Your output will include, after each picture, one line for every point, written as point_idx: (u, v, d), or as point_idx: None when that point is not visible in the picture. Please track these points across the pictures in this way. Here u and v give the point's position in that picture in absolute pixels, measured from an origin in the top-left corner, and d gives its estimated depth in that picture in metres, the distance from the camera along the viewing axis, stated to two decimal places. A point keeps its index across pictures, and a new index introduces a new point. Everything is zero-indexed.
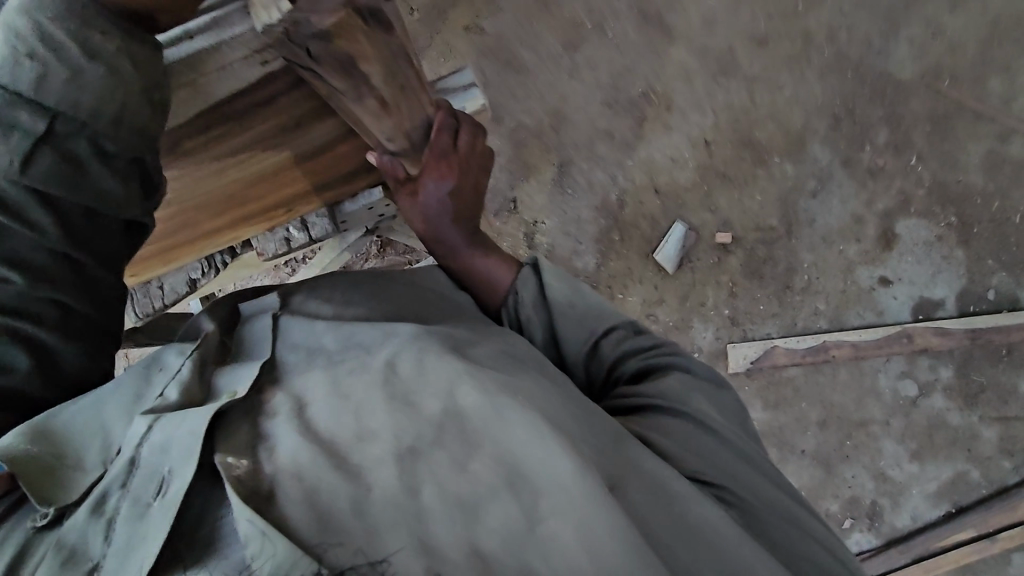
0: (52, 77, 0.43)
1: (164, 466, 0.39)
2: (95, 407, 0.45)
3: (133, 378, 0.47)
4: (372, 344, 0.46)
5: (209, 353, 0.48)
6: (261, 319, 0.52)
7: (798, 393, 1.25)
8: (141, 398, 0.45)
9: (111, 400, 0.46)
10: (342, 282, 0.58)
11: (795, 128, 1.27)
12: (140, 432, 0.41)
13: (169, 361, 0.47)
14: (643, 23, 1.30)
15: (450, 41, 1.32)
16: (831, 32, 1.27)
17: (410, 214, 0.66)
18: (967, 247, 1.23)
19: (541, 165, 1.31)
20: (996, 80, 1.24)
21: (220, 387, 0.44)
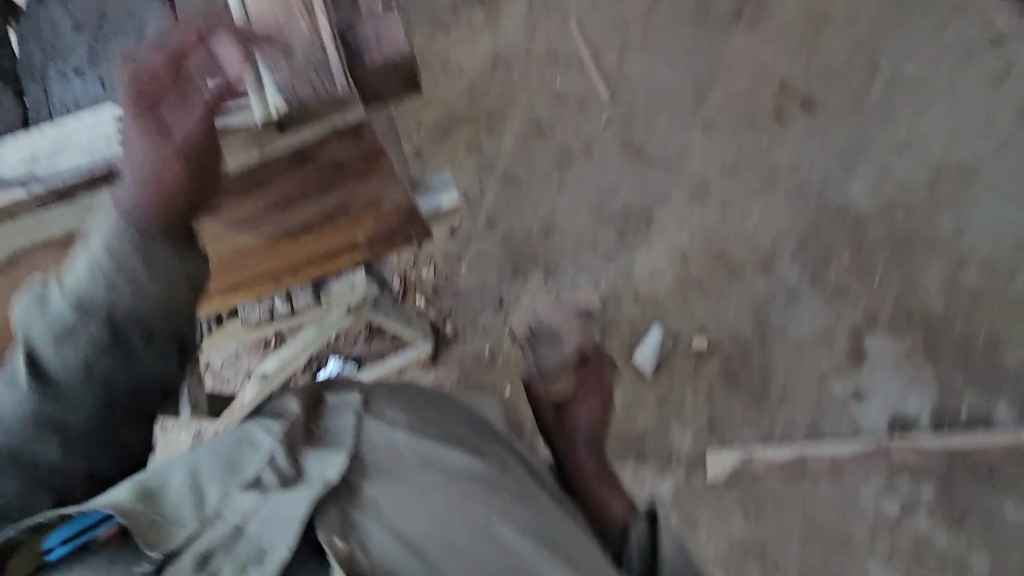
0: (118, 294, 0.50)
1: (264, 539, 0.45)
2: (189, 465, 0.50)
3: (231, 441, 0.52)
4: (450, 463, 0.56)
5: (297, 430, 0.54)
6: (349, 412, 0.57)
7: (777, 505, 1.24)
8: (233, 464, 0.50)
9: (206, 458, 0.50)
10: (406, 388, 0.65)
11: (765, 246, 1.38)
12: (246, 506, 0.47)
13: (259, 439, 0.52)
14: (626, 152, 1.47)
15: (455, 158, 1.50)
16: (793, 166, 1.43)
17: (554, 418, 1.10)
18: (935, 365, 1.27)
19: (530, 268, 1.41)
20: (945, 214, 1.36)
21: (312, 470, 0.50)
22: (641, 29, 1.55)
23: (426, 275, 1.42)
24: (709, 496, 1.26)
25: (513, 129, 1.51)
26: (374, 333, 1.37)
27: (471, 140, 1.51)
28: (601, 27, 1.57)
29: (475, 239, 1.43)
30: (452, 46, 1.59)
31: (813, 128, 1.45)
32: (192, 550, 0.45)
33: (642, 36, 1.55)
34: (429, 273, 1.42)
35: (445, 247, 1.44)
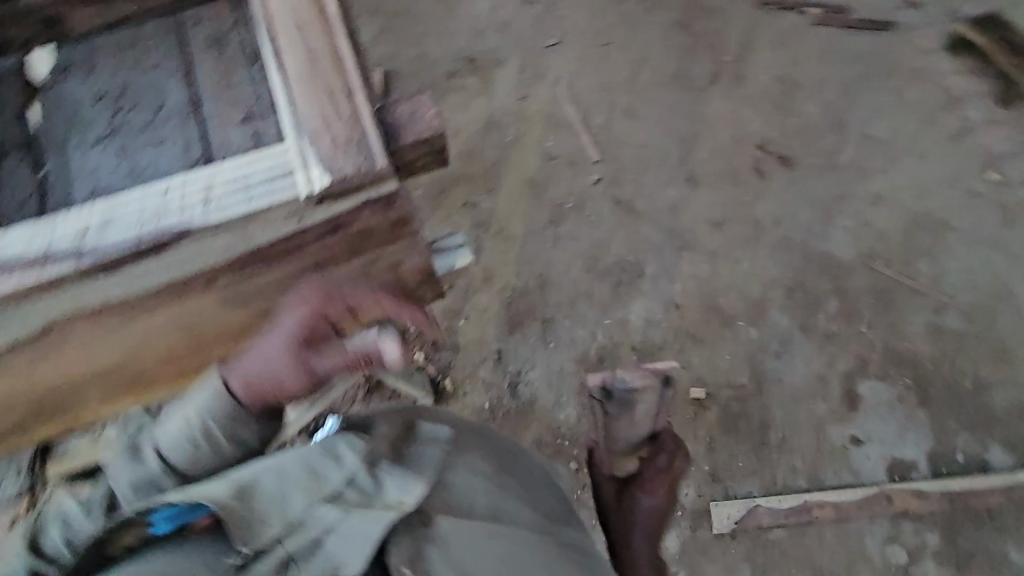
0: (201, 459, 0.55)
1: (340, 555, 0.50)
2: (278, 474, 0.52)
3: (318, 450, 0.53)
4: (516, 532, 0.61)
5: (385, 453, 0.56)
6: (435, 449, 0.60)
7: (783, 555, 1.23)
8: (318, 477, 0.52)
9: (292, 467, 0.52)
10: (492, 443, 0.74)
11: (754, 295, 1.42)
12: (328, 521, 0.51)
13: (345, 456, 0.53)
14: (616, 207, 1.53)
15: (451, 215, 1.55)
16: (776, 218, 1.49)
17: (610, 493, 1.04)
18: (927, 408, 1.30)
19: (527, 321, 1.43)
20: (922, 262, 1.43)
21: (389, 492, 0.52)
22: (625, 96, 1.66)
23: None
24: (716, 549, 1.25)
25: (507, 187, 1.57)
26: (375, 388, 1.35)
27: (467, 197, 1.56)
28: (589, 93, 1.67)
29: (472, 293, 1.46)
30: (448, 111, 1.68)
31: (791, 183, 1.53)
32: (278, 551, 0.50)
33: (626, 101, 1.65)
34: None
35: (443, 302, 1.45)
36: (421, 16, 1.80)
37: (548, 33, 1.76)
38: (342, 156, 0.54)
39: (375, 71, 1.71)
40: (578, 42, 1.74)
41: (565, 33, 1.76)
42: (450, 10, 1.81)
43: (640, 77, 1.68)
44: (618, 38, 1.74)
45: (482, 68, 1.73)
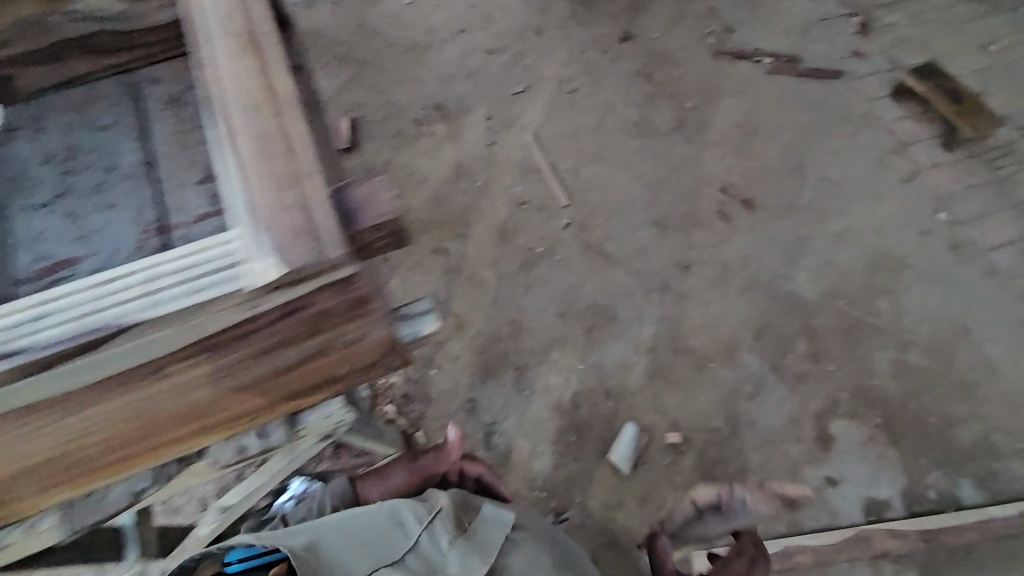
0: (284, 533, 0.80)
1: None
2: (375, 515, 0.82)
3: (401, 516, 0.83)
4: None
5: (452, 521, 0.86)
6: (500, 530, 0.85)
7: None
8: (398, 537, 0.82)
9: (378, 529, 0.81)
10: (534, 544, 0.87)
11: (725, 337, 1.43)
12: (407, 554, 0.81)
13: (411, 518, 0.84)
14: (586, 252, 1.54)
15: (421, 262, 1.53)
16: (742, 261, 1.52)
17: None
18: (898, 446, 1.32)
19: (500, 369, 1.41)
20: (883, 300, 1.47)
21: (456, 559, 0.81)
22: (591, 142, 1.70)
23: (390, 379, 1.38)
24: None
25: (477, 233, 1.57)
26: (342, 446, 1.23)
27: (437, 244, 1.55)
28: (556, 139, 1.70)
29: (444, 341, 1.43)
30: (417, 158, 1.68)
31: (756, 225, 1.57)
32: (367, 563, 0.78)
33: (593, 147, 1.69)
34: (394, 377, 1.39)
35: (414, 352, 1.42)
36: (388, 65, 1.83)
37: (514, 81, 1.80)
38: (301, 255, 0.51)
39: (343, 119, 1.71)
40: (544, 90, 1.78)
41: (531, 82, 1.80)
42: (418, 59, 1.84)
43: (605, 124, 1.73)
44: (582, 86, 1.79)
45: (451, 115, 1.74)
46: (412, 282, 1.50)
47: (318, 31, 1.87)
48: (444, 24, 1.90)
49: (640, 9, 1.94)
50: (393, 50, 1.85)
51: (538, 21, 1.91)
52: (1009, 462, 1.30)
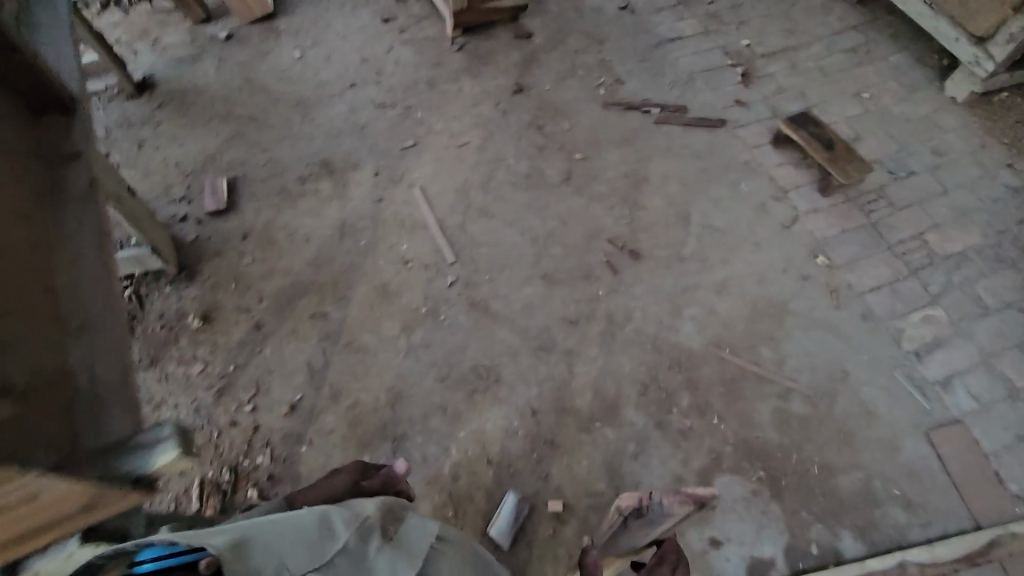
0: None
1: None
2: (266, 534, 0.56)
3: (334, 517, 0.64)
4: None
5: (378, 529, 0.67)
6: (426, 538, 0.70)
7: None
8: (331, 540, 0.61)
9: (310, 529, 0.60)
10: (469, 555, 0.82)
11: (610, 394, 1.41)
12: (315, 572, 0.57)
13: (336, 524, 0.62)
14: (471, 310, 1.50)
15: (297, 327, 1.46)
16: (628, 314, 1.51)
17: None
18: (780, 500, 1.30)
19: (377, 440, 1.33)
20: (765, 348, 1.48)
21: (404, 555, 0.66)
22: (480, 196, 1.68)
23: (260, 463, 1.29)
24: None
25: (359, 295, 1.51)
26: (180, 494, 1.26)
27: (315, 308, 1.48)
28: (444, 195, 1.68)
29: (317, 415, 1.35)
30: (299, 217, 1.62)
31: (643, 276, 1.57)
32: None
33: (481, 201, 1.67)
34: (264, 459, 1.30)
35: (284, 429, 1.33)
36: (273, 121, 1.78)
37: (404, 137, 1.78)
38: None
39: (221, 179, 1.65)
40: (434, 145, 1.76)
41: (421, 136, 1.78)
42: (304, 114, 1.79)
43: (495, 178, 1.71)
44: (473, 140, 1.78)
45: (337, 172, 1.70)
46: (286, 351, 1.42)
47: (200, 87, 1.82)
48: (334, 79, 1.87)
49: (532, 62, 1.96)
50: (279, 106, 1.81)
51: (431, 75, 1.91)
52: (887, 510, 1.30)
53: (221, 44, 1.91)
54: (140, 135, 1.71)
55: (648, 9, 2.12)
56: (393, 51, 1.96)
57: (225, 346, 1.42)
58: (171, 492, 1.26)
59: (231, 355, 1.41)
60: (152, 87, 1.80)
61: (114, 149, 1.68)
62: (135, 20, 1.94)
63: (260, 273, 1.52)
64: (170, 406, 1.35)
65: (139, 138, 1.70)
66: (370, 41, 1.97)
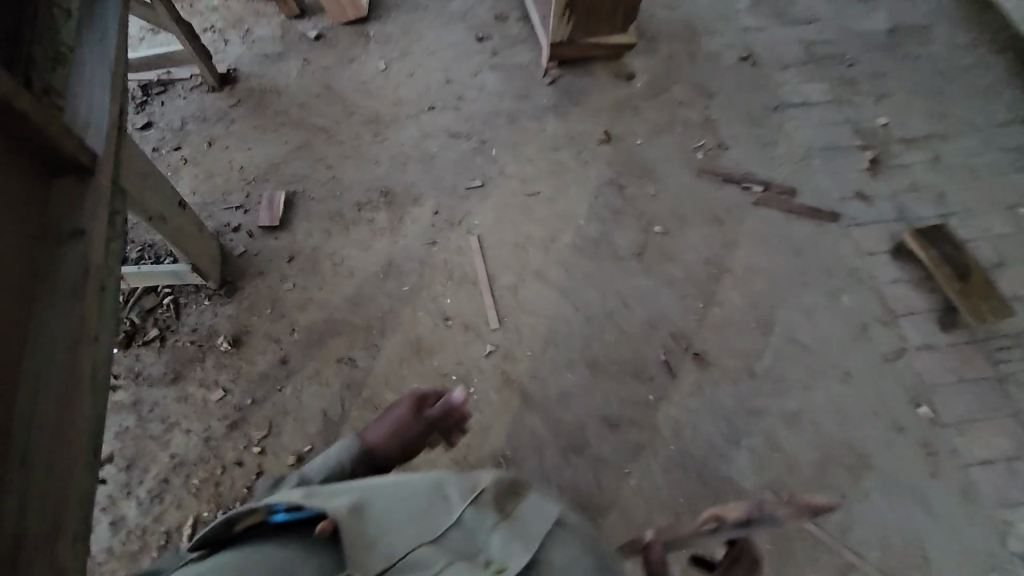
0: None
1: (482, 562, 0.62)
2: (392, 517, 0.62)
3: (446, 489, 0.68)
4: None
5: (498, 505, 0.69)
6: (544, 520, 0.68)
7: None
8: (443, 508, 0.66)
9: (420, 501, 0.65)
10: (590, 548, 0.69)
11: (636, 520, 1.25)
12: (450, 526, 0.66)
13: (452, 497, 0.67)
14: (505, 387, 1.37)
15: (321, 369, 1.38)
16: (676, 428, 1.33)
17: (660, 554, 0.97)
18: None
19: None
20: (831, 506, 1.25)
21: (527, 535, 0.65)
22: (540, 256, 1.54)
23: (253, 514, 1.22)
24: None
25: (391, 345, 1.42)
26: (172, 532, 1.21)
27: (343, 352, 1.41)
28: (501, 248, 1.54)
29: None
30: (348, 247, 1.54)
31: (702, 387, 1.38)
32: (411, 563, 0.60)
33: (540, 262, 1.53)
34: None
35: None
36: (344, 136, 1.70)
37: (472, 174, 1.65)
38: None
39: (280, 193, 1.59)
40: (502, 189, 1.63)
41: (491, 176, 1.65)
42: (376, 134, 1.71)
43: (560, 238, 1.56)
44: (545, 190, 1.63)
45: (396, 203, 1.60)
46: (305, 394, 1.35)
47: (280, 89, 1.77)
48: (413, 98, 1.77)
49: (627, 108, 1.77)
50: (352, 120, 1.73)
51: (514, 107, 1.77)
52: None
53: (309, 44, 1.85)
54: (212, 133, 1.69)
55: (772, 65, 1.86)
56: (480, 75, 1.83)
57: (246, 376, 1.37)
58: (164, 527, 1.22)
59: (251, 386, 1.36)
60: (234, 81, 1.77)
61: (186, 143, 1.67)
62: (233, 8, 1.92)
63: (296, 301, 1.46)
64: (181, 430, 1.31)
65: (211, 136, 1.68)
66: (458, 60, 1.85)
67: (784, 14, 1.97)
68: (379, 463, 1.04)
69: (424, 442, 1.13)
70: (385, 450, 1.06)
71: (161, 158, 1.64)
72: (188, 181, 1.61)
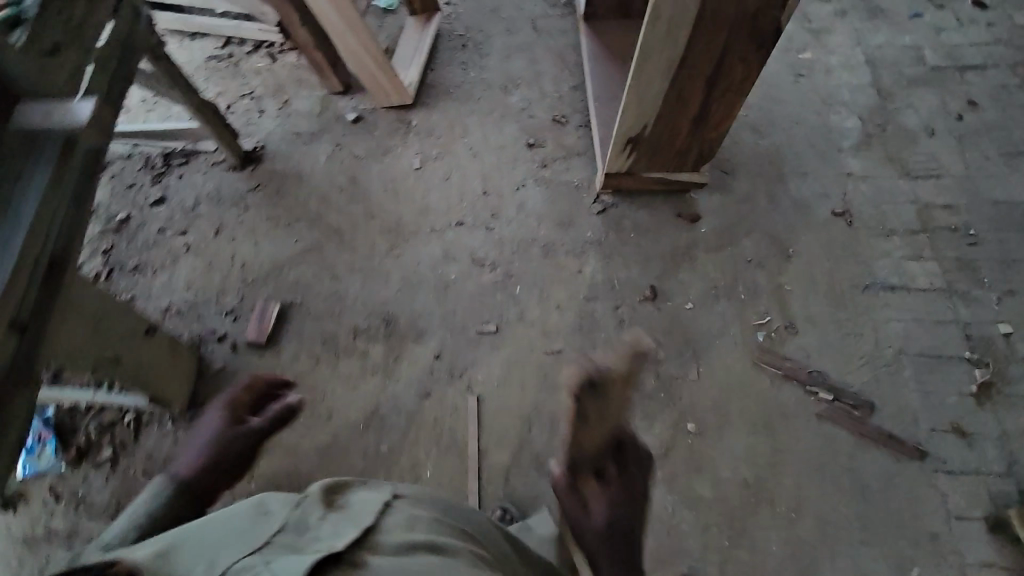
0: None
1: (308, 540, 0.65)
2: (198, 549, 0.62)
3: (272, 506, 0.73)
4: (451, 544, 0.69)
5: (319, 502, 0.78)
6: (373, 501, 0.78)
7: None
8: (265, 518, 0.69)
9: (234, 519, 0.69)
10: (435, 522, 0.76)
11: None
12: (275, 523, 0.69)
13: (269, 505, 0.72)
14: None
15: None
16: None
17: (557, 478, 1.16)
18: None
19: None
20: None
21: (343, 521, 0.70)
22: (544, 436, 1.31)
23: None
24: None
25: None
26: None
27: None
28: (501, 416, 1.33)
29: None
30: (335, 382, 1.37)
31: None
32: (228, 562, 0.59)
33: (543, 446, 1.30)
34: None
35: None
36: (358, 243, 1.53)
37: (488, 314, 1.44)
38: None
39: (274, 305, 1.45)
40: (518, 339, 1.41)
41: (508, 321, 1.43)
42: (393, 245, 1.52)
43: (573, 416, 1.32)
44: (567, 348, 1.40)
45: (396, 336, 1.42)
46: None
47: (303, 176, 1.62)
48: (442, 207, 1.58)
49: (684, 258, 1.50)
50: (372, 225, 1.55)
51: (553, 236, 1.54)
52: None
53: (346, 126, 1.69)
54: (221, 219, 1.56)
55: (873, 227, 1.54)
56: (523, 188, 1.61)
57: None
58: None
59: None
60: (257, 161, 1.64)
61: (194, 226, 1.55)
62: (276, 72, 1.79)
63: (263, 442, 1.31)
64: None
65: (220, 222, 1.56)
66: (502, 166, 1.64)
67: (900, 162, 1.63)
68: (202, 489, 0.97)
69: (256, 445, 1.08)
70: (200, 473, 0.99)
71: (164, 242, 1.53)
72: (186, 273, 1.49)
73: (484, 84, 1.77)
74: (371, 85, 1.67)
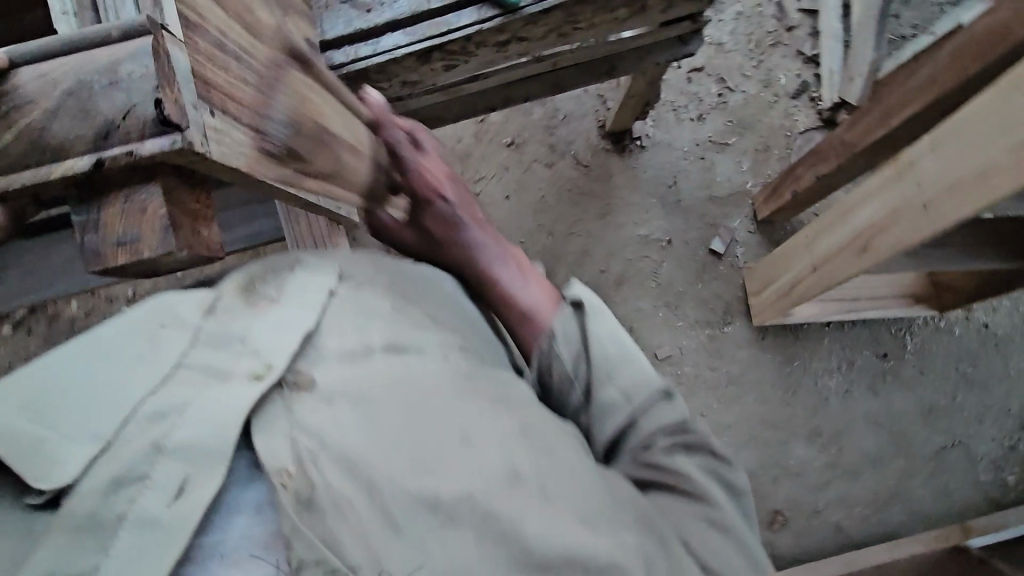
0: None
1: (234, 338, 0.44)
2: (80, 391, 0.40)
3: (182, 313, 0.46)
4: (499, 429, 0.46)
5: (243, 287, 0.49)
6: (317, 288, 0.51)
7: (651, 513, 0.49)
8: (168, 330, 0.45)
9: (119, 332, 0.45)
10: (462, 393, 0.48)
11: None
12: (178, 331, 0.45)
13: (169, 302, 0.47)
14: None
15: None
16: None
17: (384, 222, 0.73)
18: None
19: None
20: None
21: (281, 309, 0.48)
22: None
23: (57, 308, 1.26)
24: None
25: None
26: None
27: None
28: None
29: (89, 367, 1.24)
30: None
31: None
32: (105, 451, 0.38)
33: None
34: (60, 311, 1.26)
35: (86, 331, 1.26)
36: None
37: None
38: None
39: None
40: None
41: None
42: None
43: None
44: None
45: None
46: None
47: (611, 213, 1.25)
48: None
49: None
50: None
51: None
52: None
53: (699, 241, 1.25)
54: (527, 139, 1.26)
55: None
56: None
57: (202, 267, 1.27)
58: None
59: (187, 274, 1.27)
60: (619, 149, 1.25)
61: (512, 111, 1.27)
62: (772, 109, 1.24)
63: None
64: None
65: (522, 139, 1.26)
66: None
67: None
68: None
69: None
70: None
71: None
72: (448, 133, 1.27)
73: (814, 403, 1.26)
74: (761, 268, 1.17)
